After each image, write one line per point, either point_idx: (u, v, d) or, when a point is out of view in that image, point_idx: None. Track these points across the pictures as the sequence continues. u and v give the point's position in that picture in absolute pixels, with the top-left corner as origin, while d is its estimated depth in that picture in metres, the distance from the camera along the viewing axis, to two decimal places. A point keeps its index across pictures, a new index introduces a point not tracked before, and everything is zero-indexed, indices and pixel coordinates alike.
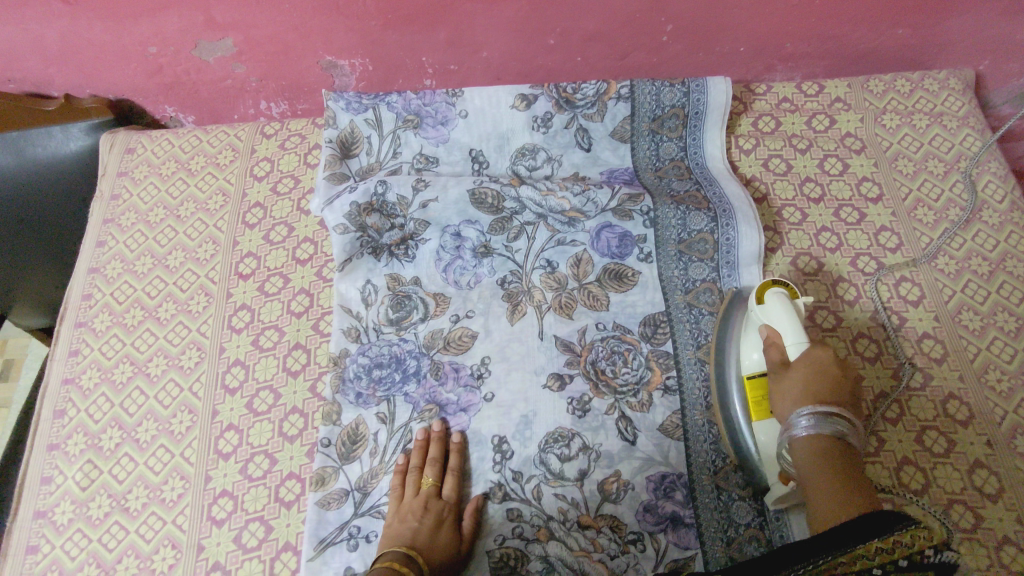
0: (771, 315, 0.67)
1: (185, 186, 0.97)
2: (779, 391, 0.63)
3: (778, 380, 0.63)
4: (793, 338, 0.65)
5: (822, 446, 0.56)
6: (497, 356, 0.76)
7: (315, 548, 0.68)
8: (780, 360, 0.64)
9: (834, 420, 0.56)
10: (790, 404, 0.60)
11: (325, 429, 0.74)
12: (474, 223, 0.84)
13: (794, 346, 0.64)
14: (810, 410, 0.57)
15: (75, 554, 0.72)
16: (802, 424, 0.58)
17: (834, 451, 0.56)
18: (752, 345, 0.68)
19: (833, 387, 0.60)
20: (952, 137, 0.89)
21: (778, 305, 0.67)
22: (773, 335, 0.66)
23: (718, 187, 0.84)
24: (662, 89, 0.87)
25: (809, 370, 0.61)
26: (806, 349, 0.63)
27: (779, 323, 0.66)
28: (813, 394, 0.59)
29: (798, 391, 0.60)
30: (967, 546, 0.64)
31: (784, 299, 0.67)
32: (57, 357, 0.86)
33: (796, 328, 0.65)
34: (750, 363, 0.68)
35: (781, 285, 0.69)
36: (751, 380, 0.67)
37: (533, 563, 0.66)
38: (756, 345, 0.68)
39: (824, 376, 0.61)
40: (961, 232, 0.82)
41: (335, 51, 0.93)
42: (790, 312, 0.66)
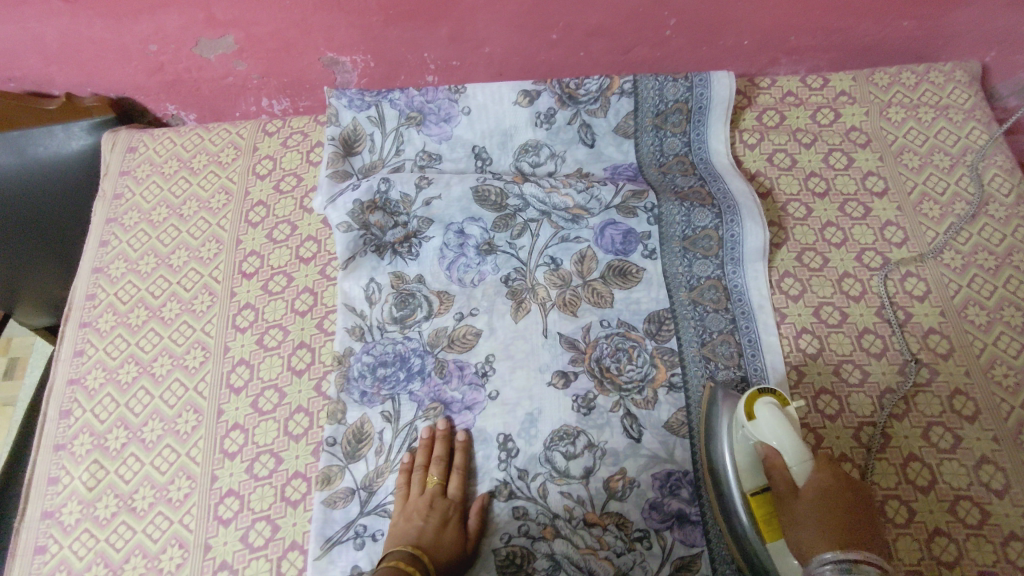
0: (763, 431, 0.60)
1: (187, 185, 0.96)
2: (793, 526, 0.56)
3: (789, 513, 0.57)
4: (794, 458, 0.58)
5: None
6: (502, 354, 0.76)
7: (322, 546, 0.68)
8: (788, 489, 0.58)
9: (860, 569, 0.49)
10: (808, 548, 0.53)
11: (330, 428, 0.74)
12: (477, 220, 0.83)
13: (798, 469, 0.58)
14: (833, 558, 0.50)
15: (83, 553, 0.73)
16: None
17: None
18: (750, 465, 0.62)
19: (848, 521, 0.53)
20: (958, 130, 0.88)
21: (769, 417, 0.60)
22: (772, 455, 0.60)
23: (722, 182, 0.83)
24: (665, 84, 0.87)
25: (821, 502, 0.55)
26: (810, 472, 0.57)
27: (775, 439, 0.59)
28: (832, 536, 0.52)
29: (814, 530, 0.54)
30: (973, 542, 0.64)
31: (774, 409, 0.61)
32: (62, 357, 0.86)
33: (794, 444, 0.58)
34: (750, 482, 0.62)
35: (768, 392, 0.63)
36: (759, 507, 0.60)
37: (539, 561, 0.66)
38: (752, 463, 0.62)
39: (835, 508, 0.54)
40: (967, 227, 0.82)
41: (336, 48, 0.93)
42: (783, 423, 0.59)
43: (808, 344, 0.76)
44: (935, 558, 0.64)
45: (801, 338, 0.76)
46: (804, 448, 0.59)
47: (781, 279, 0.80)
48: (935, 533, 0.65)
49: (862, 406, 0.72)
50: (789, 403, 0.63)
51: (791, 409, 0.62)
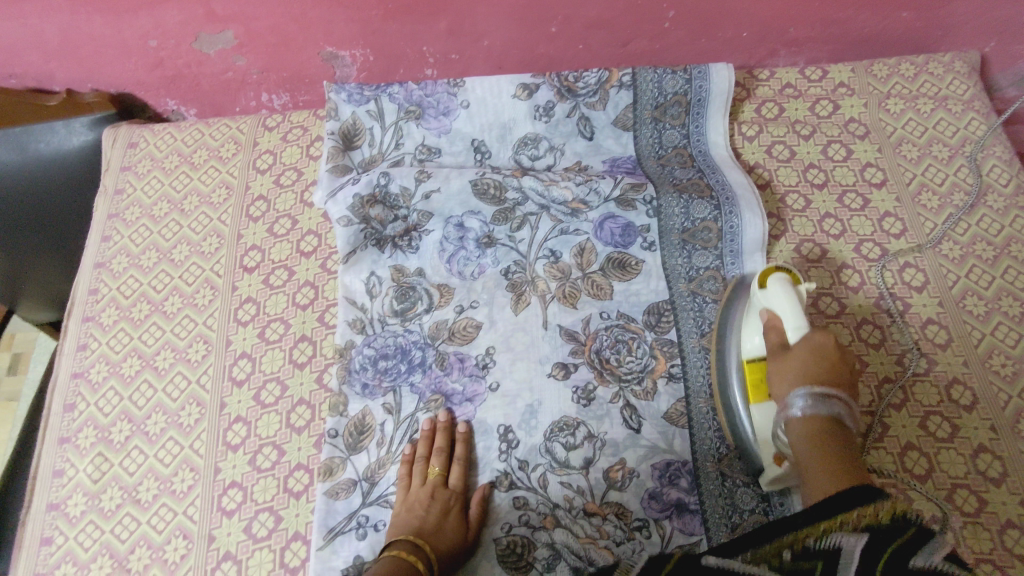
0: (773, 301, 0.66)
1: (188, 179, 0.97)
2: (782, 373, 0.62)
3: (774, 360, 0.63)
4: (793, 322, 0.64)
5: (815, 423, 0.57)
6: (502, 346, 0.76)
7: (324, 537, 0.69)
8: (779, 344, 0.64)
9: (830, 400, 0.58)
10: (787, 384, 0.61)
11: (332, 420, 0.75)
12: (476, 214, 0.84)
13: (793, 330, 0.64)
14: (807, 391, 0.58)
15: (89, 545, 0.73)
16: (797, 405, 0.58)
17: (829, 430, 0.57)
18: (754, 329, 0.68)
19: (833, 371, 0.60)
20: (957, 121, 0.88)
21: (779, 290, 0.66)
22: (772, 320, 0.66)
23: (721, 174, 0.83)
24: (664, 76, 0.87)
25: (809, 352, 0.61)
26: (804, 333, 0.63)
27: (779, 307, 0.65)
28: (812, 378, 0.60)
29: (799, 371, 0.60)
30: (971, 530, 0.64)
31: (786, 284, 0.66)
32: (66, 351, 0.86)
33: (795, 312, 0.64)
34: (751, 347, 0.67)
35: (784, 269, 0.68)
36: (754, 365, 0.67)
37: (539, 550, 0.67)
38: (757, 329, 0.68)
39: (823, 359, 0.61)
40: (965, 217, 0.82)
41: (335, 42, 0.93)
42: (792, 298, 0.65)
43: None
44: None
45: None
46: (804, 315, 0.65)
47: None
48: None
49: (861, 397, 0.72)
50: (801, 281, 0.68)
51: (802, 288, 0.67)
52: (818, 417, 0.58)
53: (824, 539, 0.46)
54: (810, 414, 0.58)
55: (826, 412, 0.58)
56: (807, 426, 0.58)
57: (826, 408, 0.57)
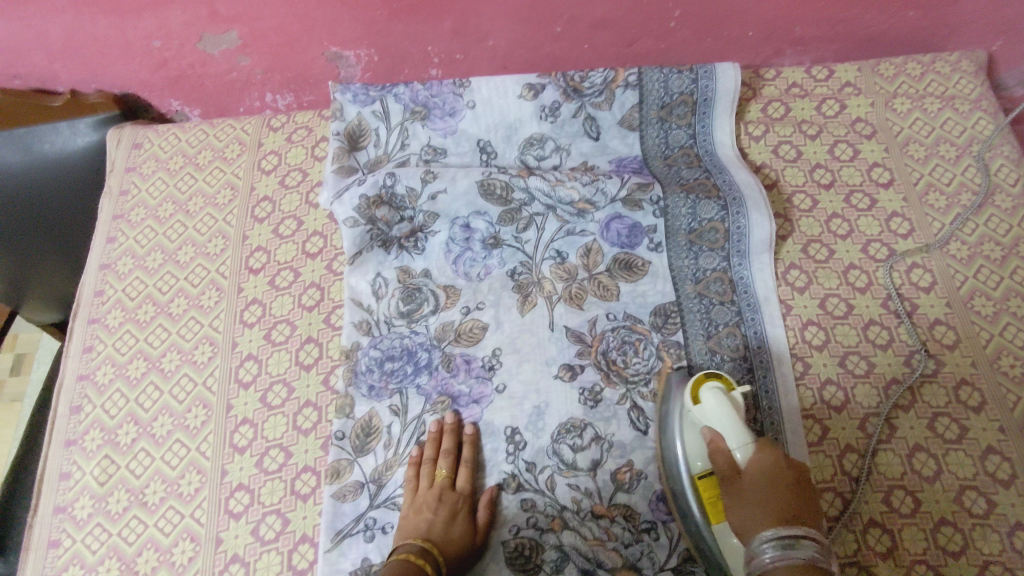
0: (710, 416, 0.62)
1: (192, 180, 0.97)
2: (737, 508, 0.58)
3: (732, 494, 0.59)
4: (736, 441, 0.60)
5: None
6: (508, 348, 0.76)
7: (332, 539, 0.69)
8: (730, 470, 0.60)
9: (800, 543, 0.53)
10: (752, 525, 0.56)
11: (339, 422, 0.75)
12: (482, 214, 0.83)
13: (740, 453, 0.60)
14: (774, 535, 0.53)
15: (96, 547, 0.73)
16: (767, 552, 0.53)
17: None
18: (698, 449, 0.63)
19: (790, 498, 0.57)
20: (964, 121, 0.88)
21: (715, 402, 0.62)
22: (716, 441, 0.61)
23: (727, 175, 0.83)
24: (670, 76, 0.86)
25: (762, 479, 0.58)
26: (751, 454, 0.59)
27: (718, 424, 0.62)
28: (773, 513, 0.56)
29: (756, 506, 0.57)
30: (978, 531, 0.64)
31: (720, 396, 0.62)
32: (72, 353, 0.86)
33: (736, 428, 0.61)
34: (698, 468, 0.63)
35: (715, 377, 0.65)
36: (705, 492, 0.62)
37: (547, 552, 0.67)
38: (701, 449, 0.63)
39: (778, 484, 0.57)
40: (973, 217, 0.82)
41: (340, 43, 0.93)
42: (728, 409, 0.61)
43: (814, 335, 0.76)
44: (940, 547, 0.64)
45: (806, 330, 0.76)
46: (746, 429, 0.61)
47: (788, 271, 0.80)
48: (940, 522, 0.65)
49: (868, 398, 0.72)
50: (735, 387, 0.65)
51: (737, 394, 0.64)
52: (792, 562, 0.52)
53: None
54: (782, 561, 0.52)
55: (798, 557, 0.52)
56: None
57: (799, 553, 0.52)
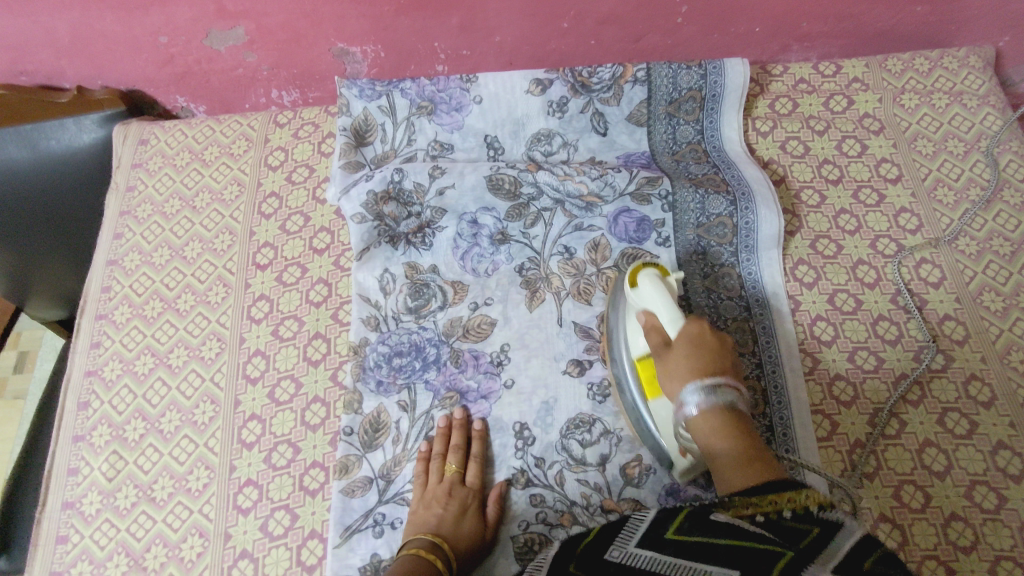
0: (644, 298, 0.64)
1: (199, 176, 0.96)
2: (666, 375, 0.59)
3: (662, 363, 0.60)
4: (668, 315, 0.61)
5: (716, 419, 0.55)
6: (516, 343, 0.76)
7: (341, 535, 0.68)
8: (661, 342, 0.61)
9: (721, 391, 0.55)
10: (677, 383, 0.57)
11: (348, 418, 0.74)
12: (491, 210, 0.83)
13: (670, 323, 0.61)
14: (697, 387, 0.55)
15: (104, 543, 0.73)
16: (692, 401, 0.55)
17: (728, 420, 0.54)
18: (637, 330, 0.66)
19: (715, 358, 0.58)
20: (972, 116, 0.88)
21: (650, 286, 0.64)
22: (649, 318, 0.63)
23: (736, 169, 0.83)
24: (679, 72, 0.87)
25: (689, 347, 0.58)
26: (680, 325, 0.60)
27: (652, 303, 0.63)
28: (698, 369, 0.57)
29: (681, 371, 0.57)
30: (989, 527, 0.64)
31: (654, 279, 0.64)
32: (80, 349, 0.86)
33: (667, 303, 0.62)
34: (638, 350, 0.65)
35: (651, 265, 0.67)
36: (643, 370, 0.65)
37: (557, 547, 0.66)
38: (639, 331, 0.65)
39: (704, 347, 0.58)
40: (982, 213, 0.81)
41: (346, 38, 0.93)
42: (660, 288, 0.63)
43: (823, 331, 0.76)
44: (950, 543, 0.64)
45: (815, 326, 0.76)
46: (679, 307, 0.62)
47: (796, 267, 0.80)
48: (951, 518, 0.65)
49: (876, 394, 0.72)
50: (671, 275, 0.67)
51: (672, 280, 0.66)
52: (714, 409, 0.55)
53: (825, 510, 0.48)
54: (707, 409, 0.55)
55: (719, 403, 0.54)
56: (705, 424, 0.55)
57: (720, 399, 0.54)
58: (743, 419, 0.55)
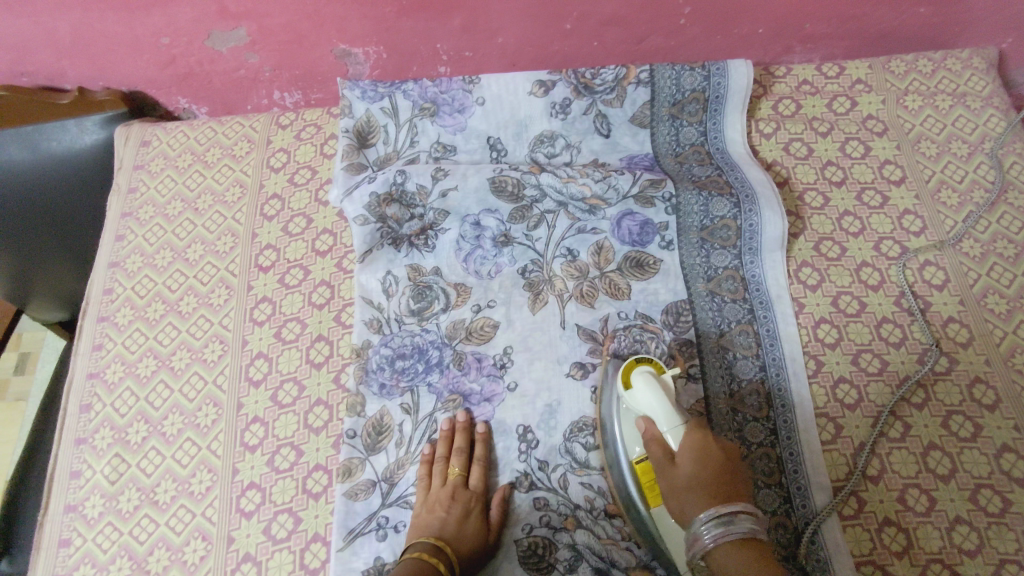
0: (641, 403, 0.64)
1: (201, 178, 0.96)
2: (673, 493, 0.59)
3: (667, 480, 0.59)
4: (667, 424, 0.62)
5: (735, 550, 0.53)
6: (520, 345, 0.76)
7: (344, 538, 0.68)
8: (664, 455, 0.61)
9: (738, 519, 0.54)
10: (689, 510, 0.57)
11: (350, 420, 0.74)
12: (494, 212, 0.83)
13: (671, 435, 0.61)
14: (713, 515, 0.55)
15: (107, 546, 0.73)
16: (707, 534, 0.54)
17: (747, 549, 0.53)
18: (634, 435, 0.64)
19: (721, 476, 0.58)
20: (976, 118, 0.88)
21: (644, 386, 0.64)
22: (648, 426, 0.63)
23: (740, 172, 0.83)
24: (682, 73, 0.86)
25: (694, 461, 0.59)
26: (681, 435, 0.61)
27: (650, 409, 0.63)
28: (708, 492, 0.56)
29: (691, 494, 0.57)
30: (994, 530, 0.64)
31: (649, 379, 0.64)
32: (82, 351, 0.86)
33: (666, 411, 0.62)
34: (636, 456, 0.64)
35: (645, 363, 0.67)
36: (644, 476, 0.63)
37: (561, 550, 0.66)
38: (636, 436, 0.64)
39: (708, 464, 0.59)
40: (986, 215, 0.81)
41: (348, 40, 0.92)
42: (658, 394, 0.63)
43: (827, 333, 0.76)
44: (954, 546, 0.64)
45: (819, 328, 0.76)
46: (677, 414, 0.62)
47: (800, 269, 0.80)
48: (955, 521, 0.65)
49: (881, 395, 0.72)
50: (665, 372, 0.66)
51: (666, 378, 0.66)
52: (731, 539, 0.54)
53: None
54: (723, 539, 0.54)
55: (737, 533, 0.54)
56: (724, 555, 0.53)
57: (737, 529, 0.54)
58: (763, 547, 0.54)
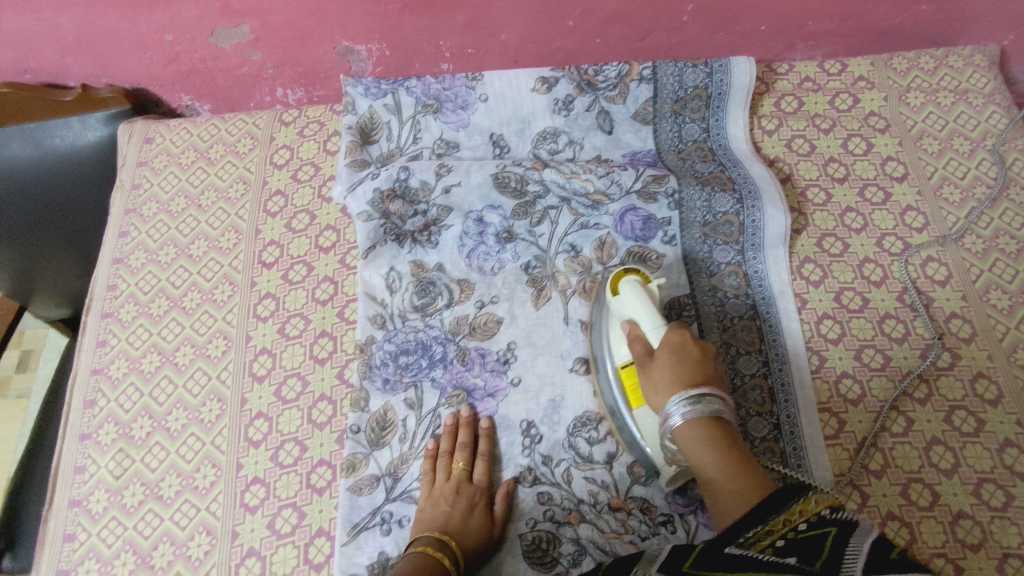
0: (626, 306, 0.65)
1: (204, 174, 0.96)
2: (649, 384, 0.60)
3: (645, 373, 0.61)
4: (650, 324, 0.62)
5: (703, 429, 0.56)
6: (523, 341, 0.76)
7: (349, 533, 0.68)
8: (644, 352, 0.62)
9: (706, 400, 0.56)
10: (663, 394, 0.59)
11: (354, 416, 0.74)
12: (497, 208, 0.83)
13: (653, 332, 0.62)
14: (682, 397, 0.57)
15: (111, 541, 0.73)
16: (676, 415, 0.57)
17: (711, 429, 0.56)
18: (620, 337, 0.66)
19: (698, 367, 0.59)
20: (978, 114, 0.88)
21: (632, 294, 0.64)
22: (632, 327, 0.64)
23: (742, 168, 0.83)
24: (685, 70, 0.87)
25: (672, 354, 0.60)
26: (663, 333, 0.62)
27: (635, 312, 0.64)
28: (682, 381, 0.58)
29: (667, 382, 0.59)
30: (998, 524, 0.64)
31: (636, 287, 0.64)
32: (86, 347, 0.86)
33: (649, 312, 0.63)
34: (621, 358, 0.66)
35: (633, 271, 0.67)
36: (627, 378, 0.65)
37: (565, 545, 0.66)
38: (621, 337, 0.66)
39: (687, 357, 0.60)
40: (988, 211, 0.81)
41: (351, 37, 0.93)
42: (643, 298, 0.63)
43: (829, 329, 0.76)
44: (957, 540, 0.64)
45: (822, 324, 0.76)
46: (661, 314, 0.63)
47: (802, 265, 0.80)
48: (959, 516, 0.65)
49: (883, 391, 0.72)
50: (652, 280, 0.67)
51: (653, 285, 0.66)
52: (699, 420, 0.56)
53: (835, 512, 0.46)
54: (690, 420, 0.56)
55: (704, 413, 0.56)
56: (690, 434, 0.56)
57: (704, 410, 0.56)
58: (729, 427, 0.57)
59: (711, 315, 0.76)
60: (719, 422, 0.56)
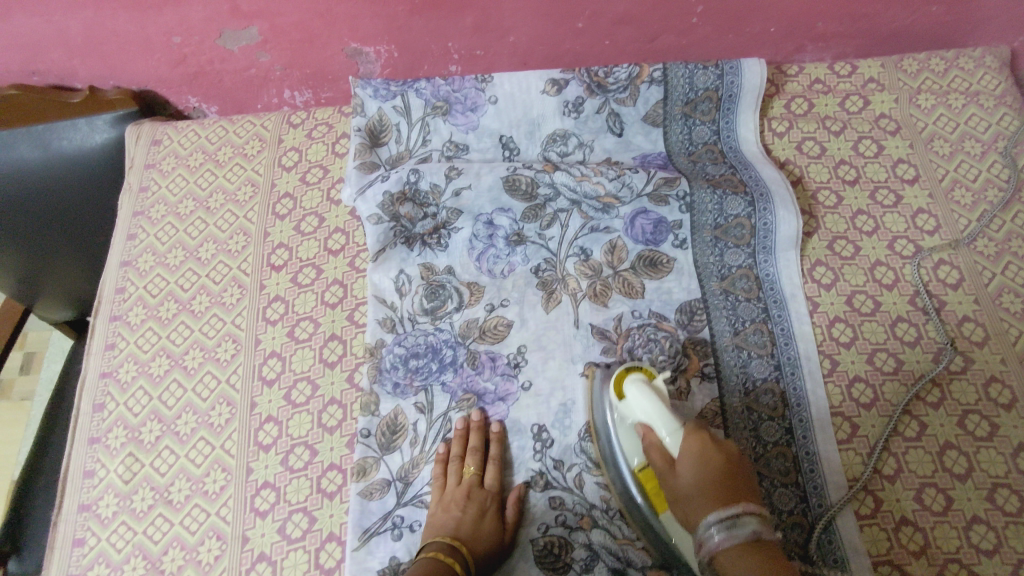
0: (635, 410, 0.62)
1: (212, 177, 0.96)
2: (677, 499, 0.58)
3: (669, 486, 0.59)
4: (665, 428, 0.60)
5: (742, 550, 0.52)
6: (534, 345, 0.76)
7: (359, 538, 0.68)
8: (665, 462, 0.60)
9: (740, 520, 0.53)
10: (695, 515, 0.56)
11: (364, 420, 0.74)
12: (507, 211, 0.83)
13: (669, 439, 0.60)
14: (715, 518, 0.54)
15: (121, 546, 0.73)
16: (714, 539, 0.53)
17: (754, 553, 0.52)
18: (634, 443, 0.64)
19: (725, 477, 0.57)
20: (989, 116, 0.88)
21: (637, 395, 0.62)
22: (647, 433, 0.62)
23: (753, 170, 0.83)
24: (696, 72, 0.86)
25: (693, 465, 0.58)
26: (681, 439, 0.59)
27: (647, 416, 0.62)
28: (710, 496, 0.55)
29: (694, 498, 0.57)
30: (1012, 529, 0.64)
31: (643, 388, 0.62)
32: (94, 350, 0.86)
33: (661, 415, 0.61)
34: (637, 463, 0.64)
35: (636, 369, 0.65)
36: (648, 482, 0.63)
37: (578, 550, 0.66)
38: (636, 444, 0.64)
39: (709, 466, 0.57)
40: (1000, 214, 0.81)
41: (360, 38, 0.92)
42: (651, 399, 0.61)
43: (841, 332, 0.75)
44: (972, 545, 0.63)
45: (834, 327, 0.76)
46: (676, 418, 0.61)
47: (813, 268, 0.80)
48: (973, 520, 0.65)
49: (896, 394, 0.72)
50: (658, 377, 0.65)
51: (659, 382, 0.64)
52: (737, 543, 0.52)
53: None
54: (729, 543, 0.53)
55: (742, 535, 0.52)
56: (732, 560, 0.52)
57: (741, 531, 0.52)
58: (772, 546, 0.53)
59: (722, 318, 0.76)
60: (759, 541, 0.52)
